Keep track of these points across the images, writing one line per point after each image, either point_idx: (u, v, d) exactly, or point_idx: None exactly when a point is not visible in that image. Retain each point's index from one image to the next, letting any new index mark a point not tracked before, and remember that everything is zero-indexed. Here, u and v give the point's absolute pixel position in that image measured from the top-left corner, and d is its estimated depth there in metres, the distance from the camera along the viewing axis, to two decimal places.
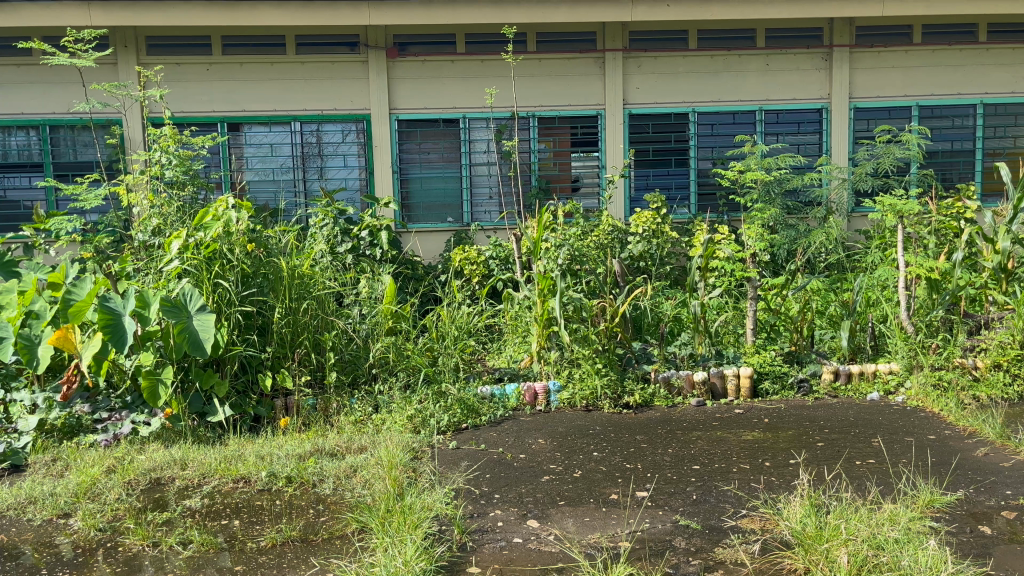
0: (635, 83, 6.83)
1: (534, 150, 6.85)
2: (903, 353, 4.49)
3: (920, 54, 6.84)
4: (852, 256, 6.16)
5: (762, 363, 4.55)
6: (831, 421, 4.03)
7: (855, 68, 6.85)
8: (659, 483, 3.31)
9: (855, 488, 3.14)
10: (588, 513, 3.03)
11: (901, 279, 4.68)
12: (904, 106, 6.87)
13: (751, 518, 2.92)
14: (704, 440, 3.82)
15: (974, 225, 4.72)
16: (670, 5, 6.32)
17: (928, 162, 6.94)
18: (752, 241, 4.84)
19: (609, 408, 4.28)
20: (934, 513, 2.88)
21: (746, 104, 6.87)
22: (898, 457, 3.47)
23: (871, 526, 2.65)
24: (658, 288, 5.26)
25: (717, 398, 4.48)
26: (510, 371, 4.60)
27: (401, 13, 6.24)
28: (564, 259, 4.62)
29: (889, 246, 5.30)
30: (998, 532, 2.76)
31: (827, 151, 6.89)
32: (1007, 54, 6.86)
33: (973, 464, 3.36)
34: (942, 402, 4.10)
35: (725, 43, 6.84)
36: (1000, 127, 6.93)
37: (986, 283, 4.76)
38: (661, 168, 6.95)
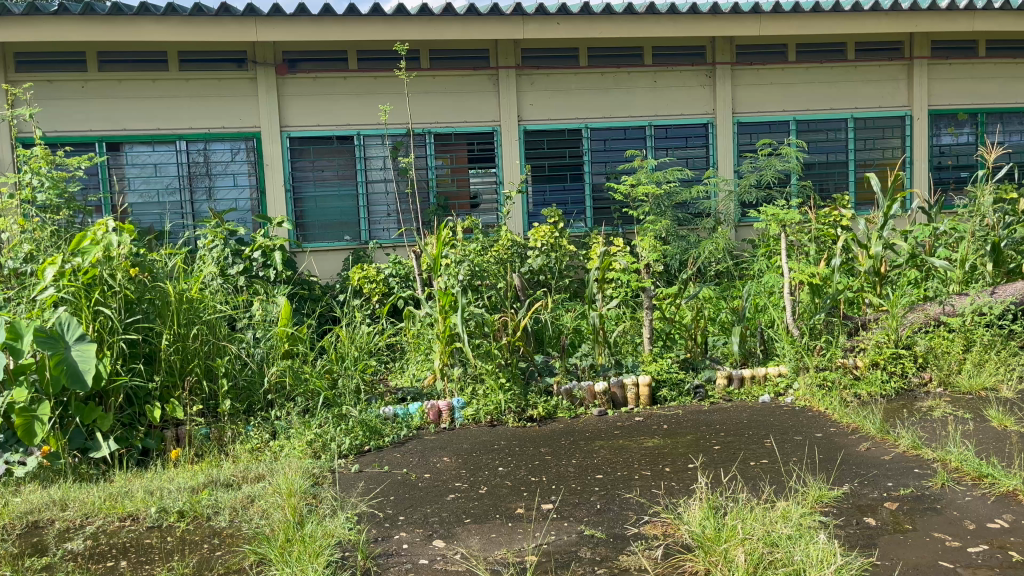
0: (529, 100, 6.93)
1: (431, 167, 6.82)
2: (791, 356, 4.71)
3: (796, 71, 7.21)
4: (740, 264, 6.38)
5: (659, 370, 4.68)
6: (727, 425, 4.17)
7: (737, 84, 7.16)
8: (565, 495, 3.33)
9: (750, 488, 3.25)
10: (494, 530, 3.01)
11: (785, 284, 4.92)
12: (783, 120, 7.22)
13: (653, 524, 2.99)
14: (607, 449, 3.88)
15: (849, 232, 5.05)
16: (560, 24, 6.43)
17: (806, 173, 7.31)
18: (646, 251, 4.97)
19: (513, 422, 4.29)
20: (823, 507, 3.03)
21: (636, 120, 7.06)
22: (789, 456, 3.62)
23: (766, 524, 2.75)
24: (558, 301, 5.32)
25: (618, 407, 4.57)
26: (413, 391, 4.56)
27: (289, 30, 6.11)
28: (464, 275, 4.63)
29: (774, 254, 5.53)
30: (882, 522, 2.91)
31: (713, 164, 7.16)
32: (873, 71, 7.31)
33: (857, 459, 3.53)
34: (827, 401, 4.29)
35: (614, 60, 7.01)
36: (870, 139, 7.37)
37: (863, 286, 5.07)
38: (557, 183, 7.05)
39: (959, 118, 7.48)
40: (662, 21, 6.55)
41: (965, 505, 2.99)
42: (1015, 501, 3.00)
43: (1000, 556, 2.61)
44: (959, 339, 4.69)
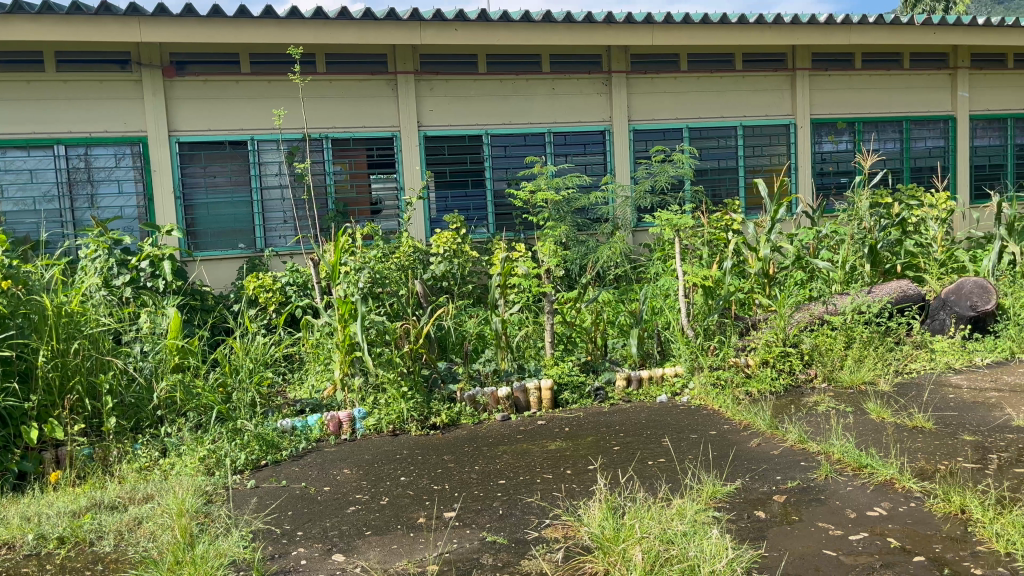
0: (428, 105, 6.90)
1: (328, 173, 6.70)
2: (686, 356, 4.86)
3: (687, 80, 7.45)
4: (637, 267, 6.53)
5: (561, 373, 4.74)
6: (625, 425, 4.26)
7: (632, 92, 7.34)
8: (467, 502, 3.32)
9: (647, 487, 3.33)
10: (395, 541, 2.97)
11: (680, 287, 5.07)
12: (677, 128, 7.45)
13: (554, 527, 3.01)
14: (509, 454, 3.90)
15: (740, 236, 5.30)
16: (458, 30, 6.43)
17: (699, 179, 7.55)
18: (547, 257, 5.03)
19: (416, 430, 4.25)
20: (716, 502, 3.14)
21: (535, 126, 7.14)
22: (685, 454, 3.72)
23: (662, 522, 2.82)
24: (461, 306, 5.31)
25: (521, 411, 4.59)
26: (312, 402, 4.47)
27: (175, 31, 5.88)
28: (365, 283, 4.55)
29: (669, 257, 5.68)
30: (772, 514, 3.03)
31: (611, 170, 7.31)
32: (759, 82, 7.63)
33: (747, 454, 3.67)
34: (721, 399, 4.45)
35: (513, 67, 7.07)
36: (758, 146, 7.69)
37: (753, 287, 5.30)
38: (459, 189, 7.03)
39: (838, 126, 7.90)
40: (559, 29, 6.64)
41: (846, 495, 3.15)
42: (892, 489, 3.17)
43: (878, 542, 2.75)
44: (841, 337, 4.92)
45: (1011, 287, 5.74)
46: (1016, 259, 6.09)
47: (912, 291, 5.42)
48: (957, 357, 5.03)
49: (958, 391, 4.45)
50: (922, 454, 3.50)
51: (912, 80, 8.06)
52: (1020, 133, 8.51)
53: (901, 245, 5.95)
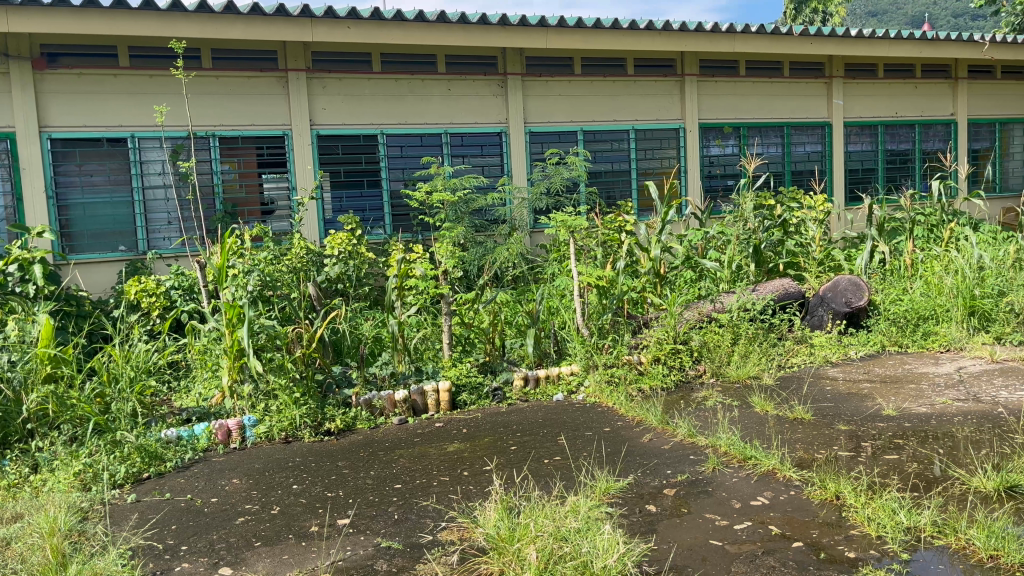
0: (321, 104, 6.75)
1: (216, 172, 6.46)
2: (581, 355, 4.95)
3: (581, 84, 7.58)
4: (534, 268, 6.58)
5: (459, 375, 4.72)
6: (523, 424, 4.29)
7: (528, 95, 7.40)
8: (361, 508, 3.26)
9: (541, 485, 3.36)
10: (285, 551, 2.89)
11: (575, 287, 5.17)
12: (572, 130, 7.57)
13: (450, 529, 3.00)
14: (406, 458, 3.86)
15: (632, 236, 5.55)
16: (350, 28, 6.32)
17: (593, 181, 7.69)
18: (444, 258, 5.01)
19: (309, 436, 4.15)
20: (609, 498, 3.20)
21: (431, 127, 7.11)
22: (579, 451, 3.78)
23: (557, 520, 2.84)
24: (357, 310, 5.24)
25: (418, 414, 4.54)
26: (199, 411, 4.29)
27: (46, 22, 5.52)
28: (254, 286, 4.41)
29: (565, 258, 5.75)
30: (662, 508, 3.11)
31: (508, 172, 7.35)
32: (650, 86, 7.84)
33: (639, 450, 3.76)
34: (614, 396, 4.54)
35: (407, 67, 7.01)
36: (650, 150, 7.90)
37: (645, 287, 5.45)
38: (354, 190, 6.91)
39: (725, 131, 8.21)
40: (454, 30, 6.62)
41: (732, 486, 3.27)
42: (774, 478, 3.31)
43: (761, 530, 2.86)
44: (728, 333, 5.11)
45: (882, 284, 6.11)
46: (885, 258, 6.46)
47: (793, 289, 5.68)
48: (834, 351, 5.31)
49: (834, 382, 4.70)
50: (801, 444, 3.67)
51: (792, 88, 8.46)
52: (889, 139, 9.07)
53: (783, 245, 6.23)
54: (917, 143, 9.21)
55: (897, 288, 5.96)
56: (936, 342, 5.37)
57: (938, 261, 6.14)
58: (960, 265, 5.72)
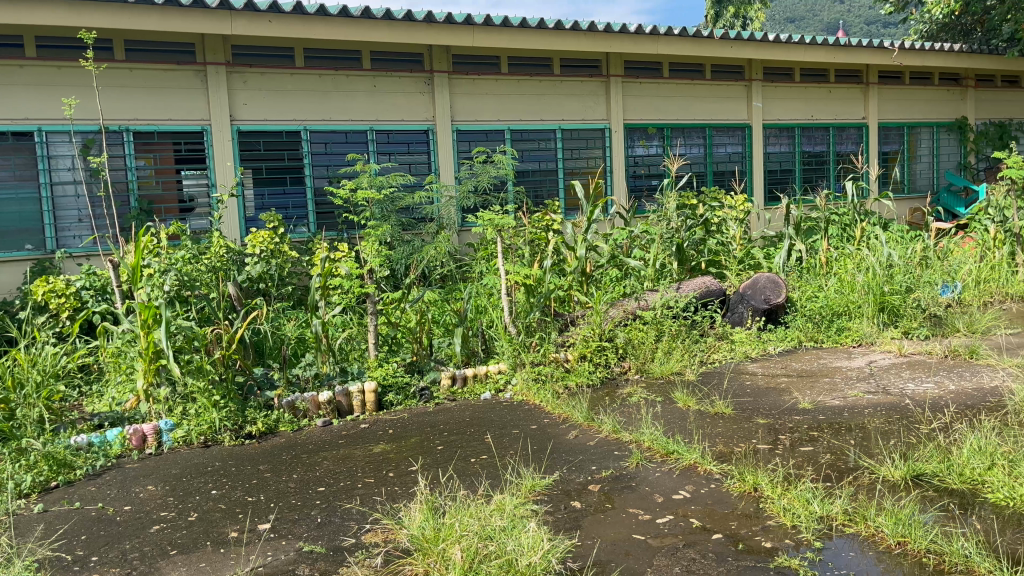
0: (241, 99, 6.58)
1: (131, 168, 6.24)
2: (509, 354, 4.95)
3: (508, 83, 7.59)
4: (462, 267, 6.56)
5: (385, 376, 4.66)
6: (450, 424, 4.27)
7: (454, 93, 7.37)
8: (282, 512, 3.19)
9: (467, 484, 3.35)
10: (202, 559, 2.80)
11: (502, 286, 5.18)
12: (499, 129, 7.58)
13: (374, 531, 2.96)
14: (330, 460, 3.79)
15: (559, 235, 5.60)
16: (272, 21, 6.18)
17: (521, 180, 7.72)
18: (370, 257, 4.94)
19: (229, 440, 4.04)
20: (535, 496, 3.21)
21: (356, 124, 7.01)
22: (505, 450, 3.78)
23: (482, 519, 2.83)
24: (280, 310, 5.14)
25: (343, 415, 4.47)
26: (112, 416, 4.16)
27: None
28: (171, 286, 4.28)
29: (493, 257, 5.75)
30: (587, 504, 3.14)
31: (435, 170, 7.31)
32: (576, 86, 7.91)
33: (565, 447, 3.79)
34: (541, 394, 4.57)
35: (331, 63, 6.89)
36: (576, 149, 7.97)
37: (571, 285, 5.50)
38: (277, 187, 6.77)
39: (649, 131, 8.35)
40: (379, 26, 6.54)
41: (655, 481, 3.32)
42: (695, 472, 3.38)
43: (682, 524, 2.91)
44: (652, 330, 5.20)
45: (798, 281, 6.31)
46: (802, 256, 6.67)
47: (714, 287, 5.81)
48: (753, 346, 5.46)
49: (753, 377, 4.83)
50: (721, 437, 3.76)
51: (713, 90, 8.67)
52: (806, 141, 9.38)
53: (705, 243, 6.38)
54: (832, 145, 9.55)
55: (813, 285, 6.17)
56: (848, 337, 5.57)
57: (850, 259, 6.38)
58: (871, 262, 5.96)
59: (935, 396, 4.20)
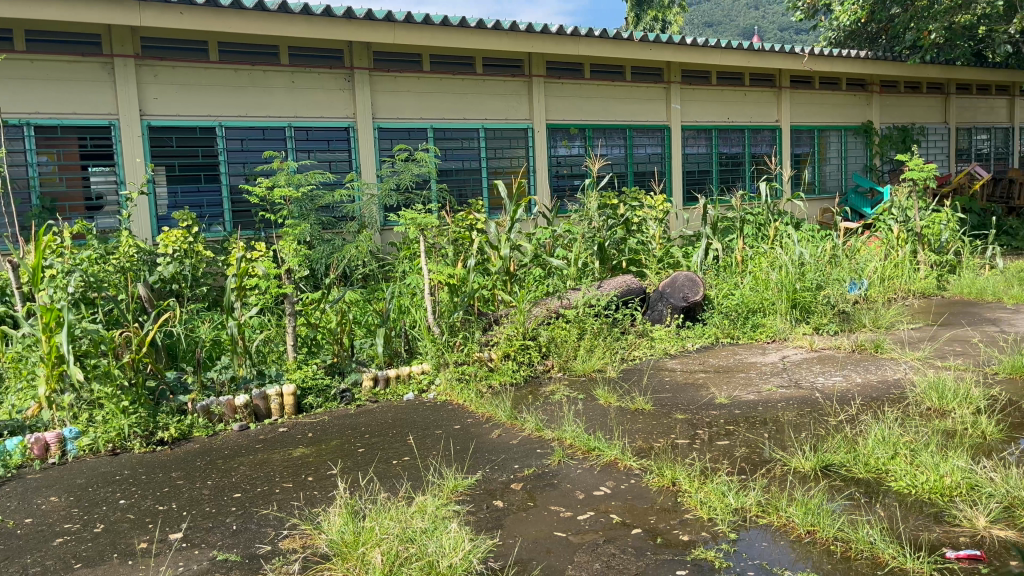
0: (152, 93, 6.34)
1: (32, 164, 5.96)
2: (432, 354, 4.91)
3: (430, 81, 7.54)
4: (384, 266, 6.48)
5: (304, 378, 4.57)
6: (371, 426, 4.21)
7: (375, 90, 7.29)
8: (195, 520, 3.09)
9: (387, 487, 3.30)
10: (109, 572, 2.68)
11: (425, 286, 5.15)
12: (421, 127, 7.52)
13: (292, 537, 2.89)
14: (247, 465, 3.69)
15: (482, 234, 5.60)
16: (183, 13, 5.96)
17: (444, 179, 7.67)
18: (289, 256, 4.83)
19: (139, 447, 3.89)
20: (458, 496, 3.19)
21: (273, 120, 6.85)
22: (427, 451, 3.75)
23: (403, 521, 2.80)
24: (193, 312, 4.98)
25: (261, 419, 4.36)
26: (12, 424, 3.94)
27: None
28: (75, 287, 4.09)
29: (415, 256, 5.69)
30: (509, 503, 3.14)
31: (356, 168, 7.20)
32: (499, 86, 7.93)
33: (487, 446, 3.78)
34: (465, 393, 4.55)
35: (247, 57, 6.71)
36: (499, 148, 7.98)
37: (495, 284, 5.54)
38: (190, 184, 6.55)
39: (571, 132, 8.43)
40: (297, 21, 6.40)
41: (576, 478, 3.34)
42: (616, 468, 3.42)
43: (603, 519, 2.94)
44: (574, 329, 5.24)
45: (715, 279, 6.46)
46: (719, 255, 6.85)
47: (635, 285, 5.90)
48: (672, 343, 5.57)
49: (672, 373, 4.93)
50: (641, 433, 3.82)
51: (633, 92, 8.81)
52: (722, 143, 9.63)
53: (625, 242, 6.49)
54: (747, 147, 9.84)
55: (729, 283, 6.33)
56: (763, 333, 5.74)
57: (764, 258, 6.58)
58: (783, 261, 6.15)
59: (843, 389, 4.37)
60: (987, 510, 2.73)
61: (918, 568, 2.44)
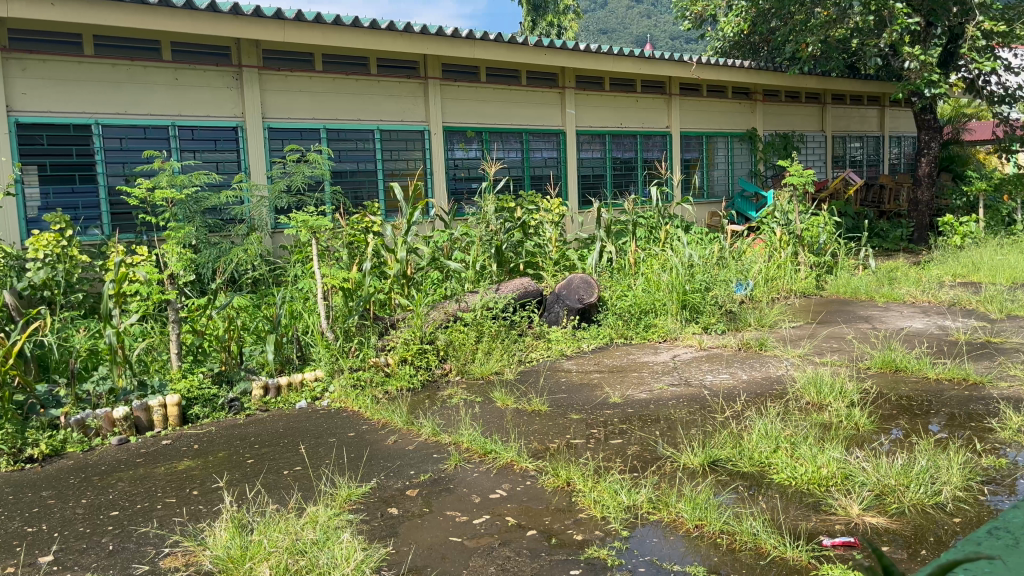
0: (20, 87, 5.94)
1: None
2: (326, 360, 4.81)
3: (322, 80, 7.39)
4: (275, 270, 6.29)
5: (189, 388, 4.37)
6: (261, 436, 4.06)
7: (265, 89, 7.07)
8: (67, 542, 2.90)
9: (276, 499, 3.20)
10: None
11: (318, 290, 5.04)
12: (314, 128, 7.35)
13: (174, 555, 2.75)
14: (126, 481, 3.49)
15: (378, 238, 5.51)
16: (54, 4, 5.61)
17: (338, 181, 7.52)
18: (173, 260, 4.61)
19: (6, 466, 3.64)
20: (351, 505, 3.12)
21: (156, 118, 6.54)
22: (320, 460, 3.65)
23: (293, 533, 2.72)
24: (68, 319, 4.70)
25: (142, 432, 4.15)
26: None
27: None
28: None
29: (308, 260, 5.55)
30: (404, 510, 3.09)
31: (245, 169, 6.97)
32: (393, 87, 7.84)
33: (381, 453, 3.72)
34: (360, 400, 4.47)
35: (127, 52, 6.39)
36: (395, 150, 7.89)
37: (392, 288, 5.45)
38: (64, 185, 6.17)
39: (468, 135, 8.43)
40: (180, 15, 6.14)
41: (473, 481, 3.33)
42: (512, 470, 3.43)
43: (498, 523, 2.94)
44: (472, 332, 5.23)
45: (609, 281, 6.58)
46: (612, 258, 6.98)
47: (532, 288, 5.95)
48: (568, 344, 5.64)
49: (568, 374, 4.99)
50: (537, 435, 3.84)
51: (529, 96, 8.89)
52: (616, 148, 9.85)
53: (522, 245, 6.54)
54: (639, 152, 10.09)
55: (622, 284, 6.45)
56: (655, 334, 5.89)
57: (656, 260, 6.75)
58: (674, 263, 6.32)
59: (730, 386, 4.53)
60: (859, 498, 2.88)
61: (798, 557, 2.54)
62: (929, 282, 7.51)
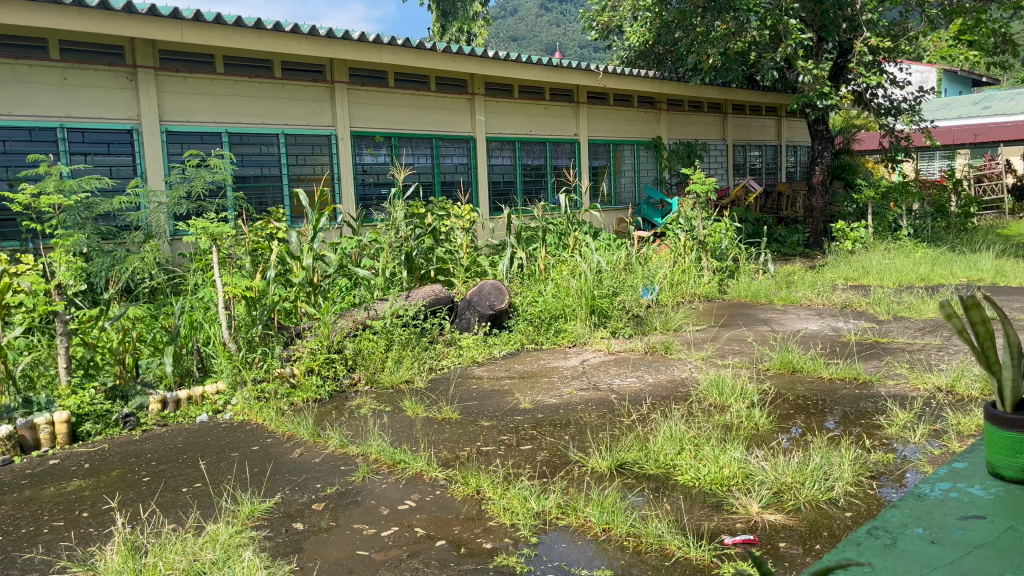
0: None
1: None
2: (228, 372, 4.65)
3: (223, 83, 7.17)
4: (173, 279, 6.05)
5: (80, 404, 4.15)
6: (158, 453, 3.89)
7: (162, 91, 6.81)
8: None
9: (173, 518, 3.06)
10: None
11: (219, 299, 4.87)
12: (214, 132, 7.12)
13: None
14: (8, 505, 3.28)
15: (283, 245, 5.37)
16: None
17: (241, 186, 7.30)
18: (62, 269, 4.36)
19: None
20: (254, 522, 3.02)
21: (43, 120, 6.20)
22: (221, 476, 3.52)
23: (190, 554, 2.61)
24: None
25: (27, 452, 3.91)
26: None
27: None
28: None
29: (209, 268, 5.36)
30: (309, 525, 3.01)
31: (141, 174, 6.67)
32: (299, 91, 7.68)
33: (286, 467, 3.62)
34: (264, 412, 4.33)
35: (10, 50, 6.03)
36: (301, 155, 7.72)
37: (298, 297, 5.33)
38: None
39: (376, 140, 8.32)
40: (68, 12, 5.84)
41: (381, 493, 3.28)
42: (421, 480, 3.39)
43: (406, 534, 2.90)
44: (381, 340, 5.15)
45: (520, 287, 6.61)
46: (523, 264, 7.02)
47: (443, 295, 5.91)
48: (479, 351, 5.63)
49: (479, 381, 4.97)
50: (446, 443, 3.81)
51: (438, 102, 8.86)
52: (526, 155, 9.92)
53: (433, 252, 6.52)
54: (549, 159, 10.20)
55: (533, 291, 6.50)
56: (565, 339, 5.95)
57: (566, 265, 6.82)
58: (582, 269, 6.39)
59: (637, 390, 4.61)
60: (758, 496, 2.97)
61: (700, 556, 2.60)
62: (823, 285, 7.85)
